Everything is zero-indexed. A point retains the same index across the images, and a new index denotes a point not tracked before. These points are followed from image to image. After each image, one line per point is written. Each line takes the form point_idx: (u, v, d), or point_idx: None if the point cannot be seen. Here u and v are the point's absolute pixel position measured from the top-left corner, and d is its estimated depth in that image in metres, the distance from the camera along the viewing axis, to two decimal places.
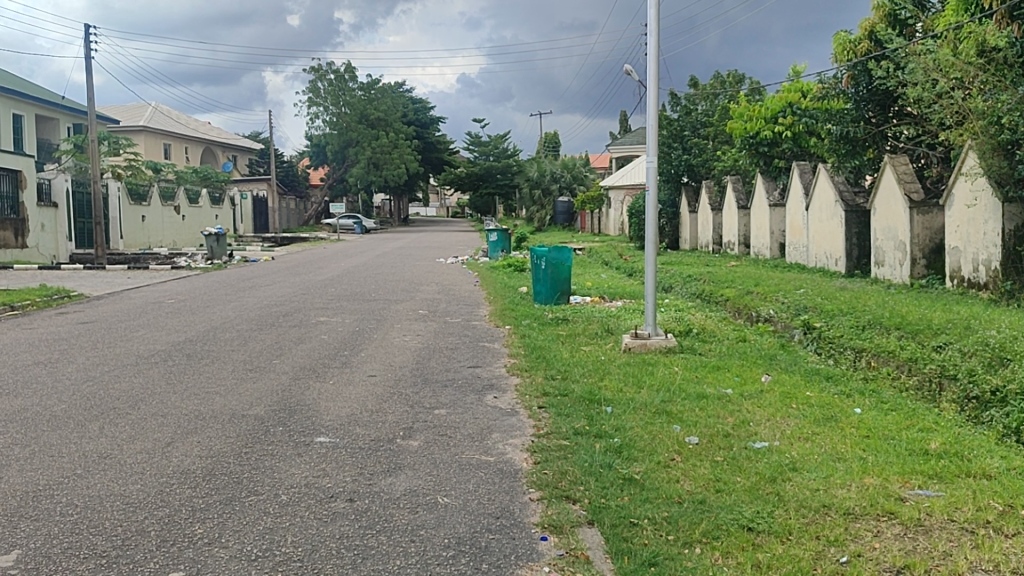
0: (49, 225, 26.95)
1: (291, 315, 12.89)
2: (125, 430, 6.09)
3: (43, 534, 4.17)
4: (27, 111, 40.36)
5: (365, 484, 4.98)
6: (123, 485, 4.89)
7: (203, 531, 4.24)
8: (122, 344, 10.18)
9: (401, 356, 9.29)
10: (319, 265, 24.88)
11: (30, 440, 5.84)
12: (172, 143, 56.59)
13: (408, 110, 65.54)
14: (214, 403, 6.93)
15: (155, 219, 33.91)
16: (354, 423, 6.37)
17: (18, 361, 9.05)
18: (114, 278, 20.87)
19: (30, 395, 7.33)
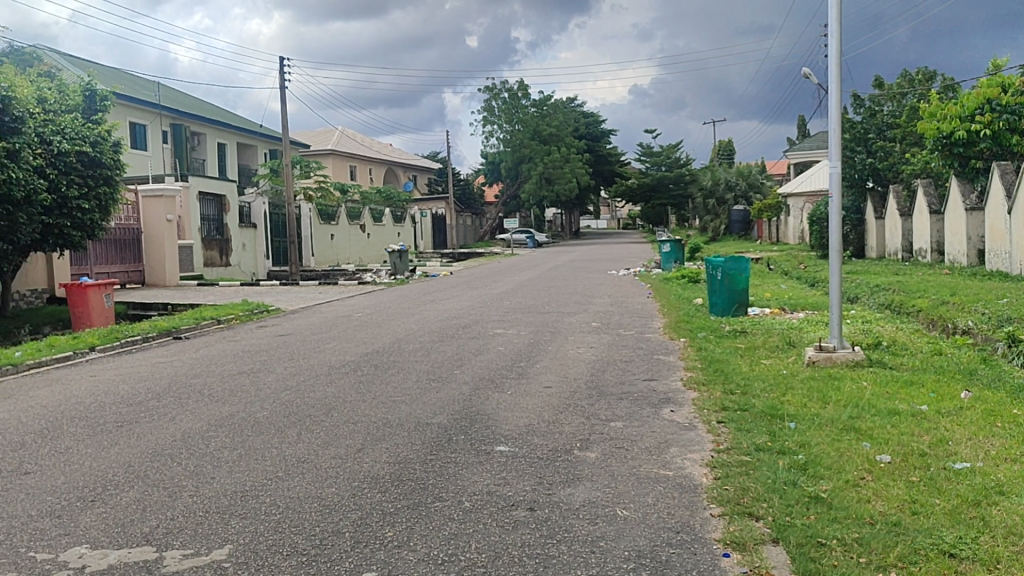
0: (249, 244, 29.06)
1: (469, 327, 13.22)
2: (320, 436, 6.47)
3: (251, 532, 4.51)
4: (230, 140, 43.67)
5: (544, 493, 5.05)
6: (320, 488, 5.20)
7: (393, 534, 4.44)
8: (315, 355, 10.83)
9: (577, 368, 9.34)
10: (495, 279, 25.50)
11: (239, 444, 6.33)
12: (357, 165, 59.68)
13: (580, 124, 66.24)
14: (400, 412, 7.24)
15: (343, 237, 35.90)
16: (532, 432, 6.49)
17: (224, 371, 9.81)
18: (307, 293, 22.23)
19: (238, 402, 7.93)
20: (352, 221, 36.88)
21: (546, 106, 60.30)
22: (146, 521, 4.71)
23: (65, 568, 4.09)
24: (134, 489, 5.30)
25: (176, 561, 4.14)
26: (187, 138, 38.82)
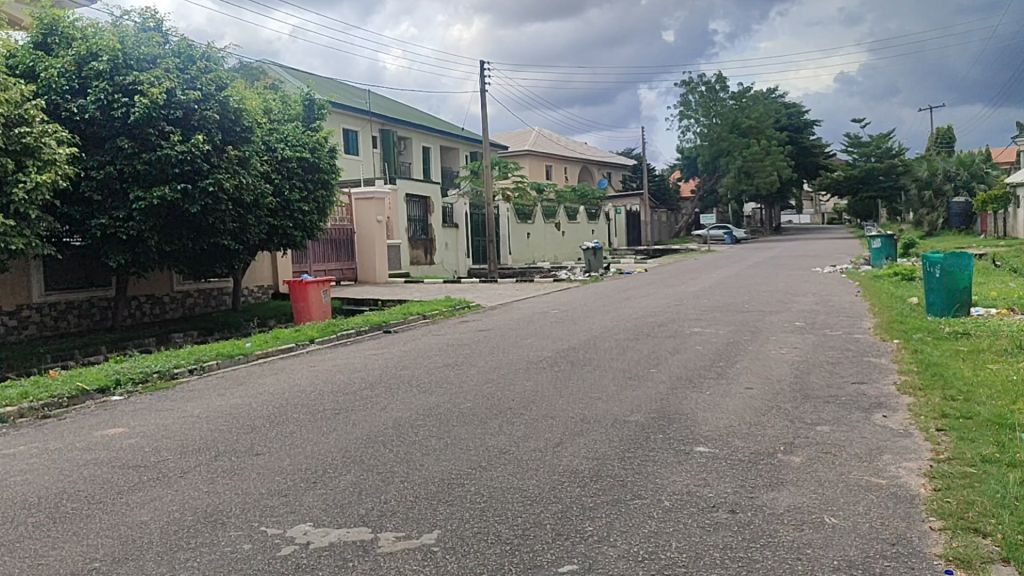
0: (451, 243, 30.20)
1: (666, 325, 13.08)
2: (521, 429, 6.64)
3: (458, 518, 4.70)
4: (433, 143, 45.49)
5: (747, 496, 4.93)
6: (522, 479, 5.34)
7: (593, 528, 4.49)
8: (515, 350, 11.10)
9: (779, 369, 9.03)
10: (692, 276, 25.06)
11: (445, 433, 6.62)
12: (554, 164, 60.48)
13: (782, 116, 63.75)
14: (598, 408, 7.29)
15: (540, 235, 36.52)
16: (733, 434, 6.35)
17: (430, 364, 10.26)
18: (505, 290, 22.80)
19: (443, 393, 8.27)
20: (548, 219, 37.45)
21: (745, 99, 58.51)
22: (362, 503, 5.02)
23: (292, 543, 4.44)
24: (351, 472, 5.67)
25: (390, 543, 4.39)
26: (394, 143, 40.86)
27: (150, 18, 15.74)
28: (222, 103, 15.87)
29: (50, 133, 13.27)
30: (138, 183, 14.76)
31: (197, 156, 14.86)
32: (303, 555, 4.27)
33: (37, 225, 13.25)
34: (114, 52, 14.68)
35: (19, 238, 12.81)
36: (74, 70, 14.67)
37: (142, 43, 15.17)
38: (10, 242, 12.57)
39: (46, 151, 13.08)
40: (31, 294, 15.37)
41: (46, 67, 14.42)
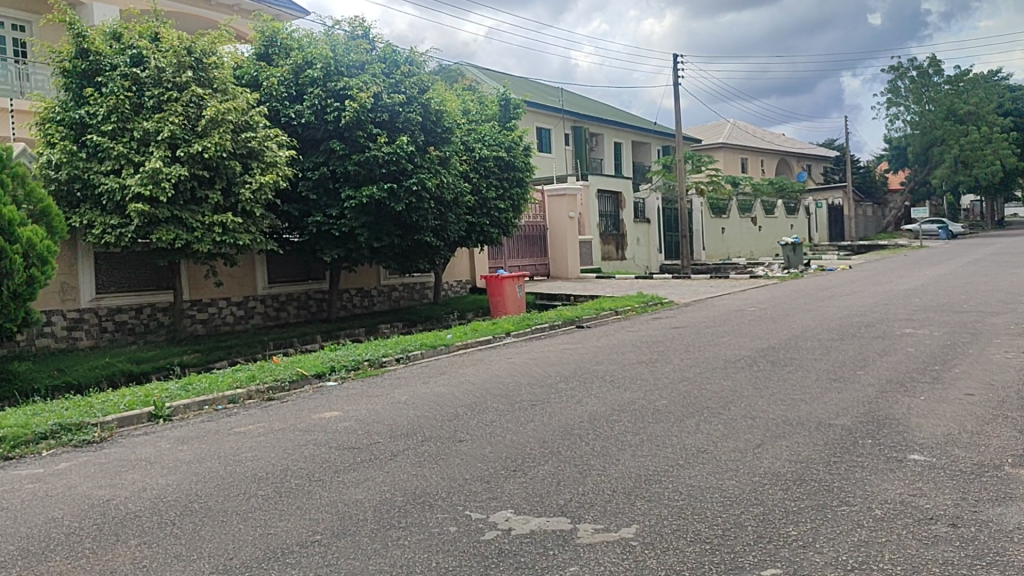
0: (643, 239, 30.01)
1: (874, 325, 12.38)
2: (718, 429, 6.52)
3: (656, 514, 4.68)
4: (626, 139, 45.31)
5: (969, 510, 4.60)
6: (721, 479, 5.25)
7: (797, 533, 4.34)
8: (711, 348, 10.89)
9: (1004, 375, 8.33)
10: (902, 273, 23.55)
11: (640, 429, 6.61)
12: (750, 157, 58.65)
13: (1006, 100, 58.48)
14: (800, 410, 7.02)
15: (735, 230, 35.55)
16: (952, 442, 5.93)
17: (624, 360, 10.26)
18: (699, 287, 22.37)
19: (637, 390, 8.25)
20: (743, 214, 36.40)
21: (963, 83, 54.14)
22: (561, 494, 5.11)
23: (495, 528, 4.59)
24: (550, 463, 5.79)
25: (589, 534, 4.45)
26: (587, 139, 41.05)
27: (359, 26, 16.55)
28: (424, 105, 16.56)
29: (272, 138, 14.37)
30: (348, 183, 15.72)
31: (401, 157, 15.61)
32: (506, 540, 4.41)
33: (261, 223, 14.41)
34: (327, 60, 15.68)
35: (246, 234, 13.97)
36: (292, 78, 15.89)
37: (351, 51, 16.10)
38: (238, 238, 13.75)
39: (269, 154, 14.18)
40: (255, 286, 16.73)
41: (268, 76, 15.68)
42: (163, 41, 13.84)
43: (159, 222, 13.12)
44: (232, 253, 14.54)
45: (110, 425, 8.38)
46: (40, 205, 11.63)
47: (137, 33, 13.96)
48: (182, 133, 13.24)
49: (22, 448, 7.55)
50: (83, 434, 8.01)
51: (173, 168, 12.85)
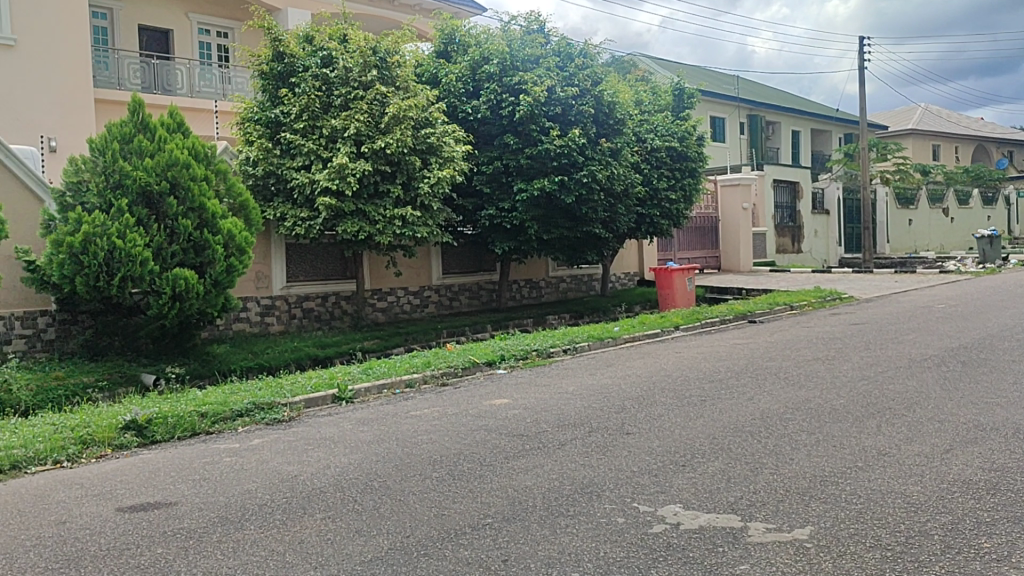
0: (821, 231, 28.81)
1: None
2: (902, 431, 6.18)
3: (832, 517, 4.51)
4: (805, 127, 43.50)
5: None
6: (904, 484, 4.98)
7: (990, 546, 4.07)
8: (895, 346, 10.31)
9: None
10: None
11: (816, 429, 6.37)
12: (942, 144, 54.91)
13: None
14: (995, 415, 6.54)
15: (924, 222, 33.45)
16: None
17: (799, 356, 9.90)
18: (882, 282, 21.21)
19: (813, 388, 7.94)
20: (933, 205, 34.17)
21: None
22: (732, 491, 5.02)
23: (663, 521, 4.57)
24: (720, 459, 5.69)
25: (760, 533, 4.35)
26: (763, 128, 39.73)
27: (534, 20, 16.72)
28: (597, 97, 16.54)
29: (449, 133, 14.81)
30: (521, 176, 15.99)
31: (573, 150, 15.68)
32: (674, 534, 4.39)
33: (437, 216, 14.89)
34: (503, 55, 15.98)
35: (424, 227, 14.48)
36: (470, 74, 16.29)
37: (527, 45, 16.32)
38: (417, 231, 14.26)
39: (446, 148, 14.61)
40: (430, 277, 17.33)
41: (447, 72, 16.22)
42: (351, 42, 14.55)
43: (344, 215, 13.85)
44: (410, 245, 15.12)
45: (298, 405, 8.95)
46: (239, 199, 12.50)
47: (328, 35, 14.72)
48: (367, 130, 13.89)
49: (222, 423, 8.19)
50: (275, 412, 8.60)
51: (357, 164, 13.51)
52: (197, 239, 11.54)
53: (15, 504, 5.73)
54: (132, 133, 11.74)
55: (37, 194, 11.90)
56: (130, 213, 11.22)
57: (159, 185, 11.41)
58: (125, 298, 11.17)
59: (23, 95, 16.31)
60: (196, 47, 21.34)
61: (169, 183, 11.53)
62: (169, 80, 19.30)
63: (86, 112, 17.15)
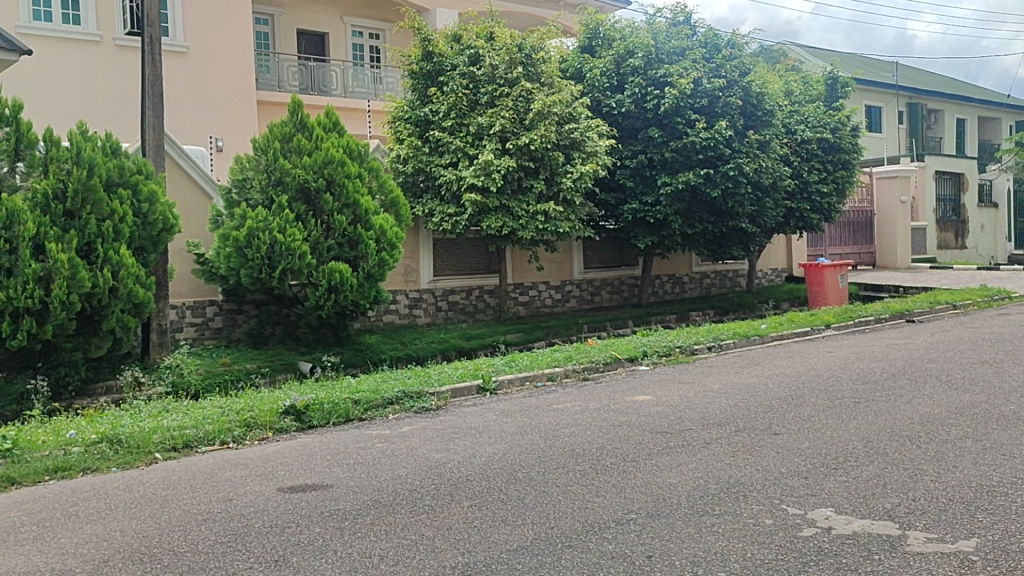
0: (988, 225, 27.23)
1: None
2: None
3: (1000, 530, 4.25)
4: (971, 114, 40.88)
5: None
6: None
7: None
8: None
9: None
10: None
11: (983, 436, 6.00)
12: None
13: None
14: None
15: None
16: None
17: (962, 359, 9.34)
18: None
19: (979, 393, 7.48)
20: None
21: None
22: (888, 497, 4.81)
23: (814, 525, 4.44)
24: (875, 464, 5.46)
25: (920, 542, 4.15)
26: (924, 117, 37.61)
27: (680, 11, 16.46)
28: (745, 88, 16.12)
29: (593, 128, 14.80)
30: (665, 170, 15.81)
31: (719, 143, 15.37)
32: (825, 539, 4.25)
33: (580, 210, 14.92)
34: (648, 48, 15.84)
35: (566, 222, 14.54)
36: (614, 69, 16.21)
37: (672, 37, 16.09)
38: (559, 226, 14.34)
39: (590, 143, 14.62)
40: (572, 272, 17.40)
41: (592, 67, 16.21)
42: (497, 40, 14.78)
43: (489, 210, 14.10)
44: (553, 239, 15.22)
45: (445, 395, 9.20)
46: (390, 195, 12.93)
47: (475, 33, 14.98)
48: (512, 127, 14.08)
49: (373, 410, 8.53)
50: (423, 401, 8.88)
51: (502, 160, 13.71)
52: (350, 233, 12.03)
53: (189, 480, 6.17)
54: (292, 132, 12.38)
55: (206, 191, 12.71)
56: (290, 209, 11.83)
57: (316, 182, 11.96)
58: (284, 289, 11.79)
59: (194, 98, 17.43)
60: (350, 49, 22.19)
61: (325, 180, 12.06)
62: (325, 81, 20.16)
63: (249, 113, 18.15)
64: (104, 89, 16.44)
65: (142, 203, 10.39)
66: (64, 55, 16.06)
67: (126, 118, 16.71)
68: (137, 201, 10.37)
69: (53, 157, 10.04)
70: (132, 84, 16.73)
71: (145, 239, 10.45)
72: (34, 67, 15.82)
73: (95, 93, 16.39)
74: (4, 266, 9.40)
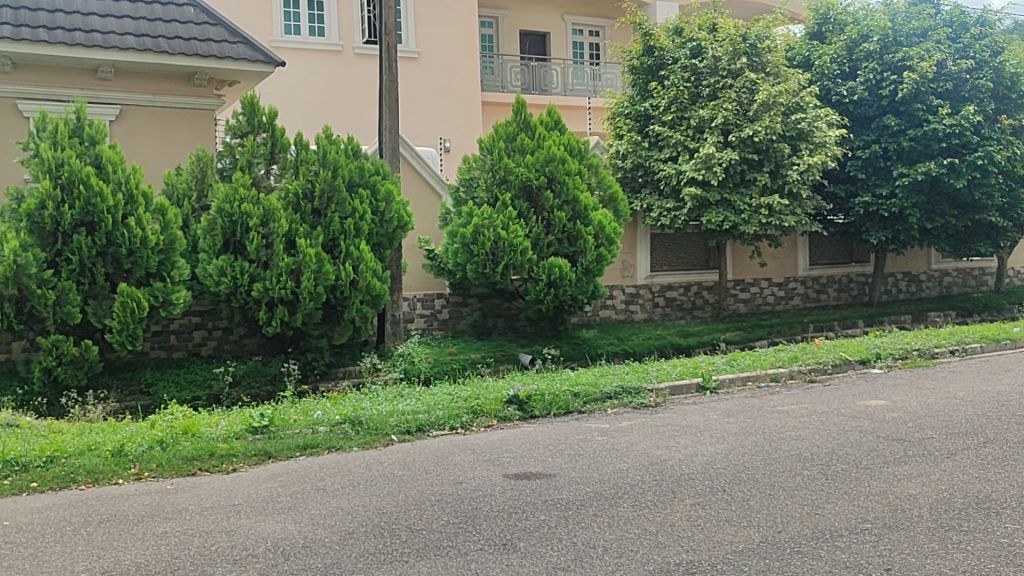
0: None
1: None
2: None
3: None
4: None
5: None
6: None
7: None
8: None
9: None
10: None
11: None
12: None
13: None
14: None
15: None
16: None
17: None
18: None
19: None
20: None
21: None
22: None
23: None
24: None
25: None
26: None
27: None
28: (997, 69, 14.75)
29: (822, 117, 14.10)
30: (902, 160, 14.81)
31: (966, 129, 14.17)
32: None
33: (806, 204, 14.28)
34: (884, 30, 14.86)
35: (792, 216, 13.97)
36: (846, 54, 15.35)
37: (912, 18, 15.01)
38: (785, 220, 13.78)
39: (818, 133, 13.94)
40: (797, 268, 16.69)
41: (821, 54, 15.44)
42: (720, 31, 14.41)
43: (709, 205, 13.81)
44: (776, 234, 14.67)
45: (663, 392, 9.14)
46: (609, 191, 13.00)
47: (697, 25, 14.72)
48: (735, 119, 13.69)
49: (592, 404, 8.63)
50: (642, 397, 8.87)
51: (724, 153, 13.39)
52: (570, 229, 12.20)
53: (422, 462, 6.53)
54: (516, 132, 12.72)
55: (436, 189, 13.36)
56: (513, 207, 12.19)
57: (538, 180, 12.24)
58: (507, 284, 12.17)
59: (424, 102, 18.34)
60: (570, 47, 22.47)
61: (547, 178, 12.32)
62: (545, 81, 20.59)
63: (473, 113, 18.87)
64: (344, 95, 17.67)
65: (379, 202, 11.08)
66: (311, 66, 17.41)
67: (364, 122, 17.88)
68: (375, 201, 11.06)
69: (302, 160, 10.88)
70: (370, 90, 17.86)
71: (382, 235, 11.14)
72: (285, 77, 17.28)
73: (338, 100, 17.65)
74: (262, 261, 10.36)
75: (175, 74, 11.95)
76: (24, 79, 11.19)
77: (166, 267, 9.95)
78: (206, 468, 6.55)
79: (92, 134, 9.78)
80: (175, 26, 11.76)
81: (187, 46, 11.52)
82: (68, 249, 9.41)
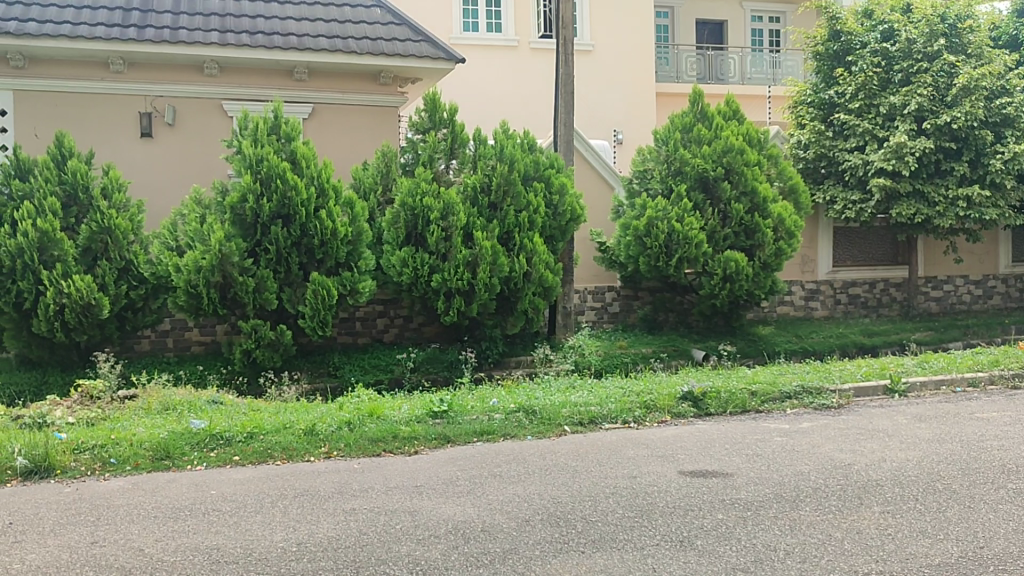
0: None
1: None
2: None
3: None
4: None
5: None
6: None
7: None
8: None
9: None
10: None
11: None
12: None
13: None
14: None
15: None
16: None
17: None
18: None
19: None
20: None
21: None
22: None
23: None
24: None
25: None
26: None
27: None
28: None
29: None
30: None
31: None
32: None
33: (1011, 196, 13.19)
34: None
35: (994, 208, 12.96)
36: None
37: None
38: (985, 213, 12.80)
39: None
40: (997, 265, 15.46)
41: None
42: (916, 12, 13.62)
43: (900, 197, 13.04)
44: (975, 228, 13.65)
45: (847, 394, 8.73)
46: (790, 182, 12.53)
47: (889, 7, 13.97)
48: (931, 105, 12.87)
49: (770, 403, 8.36)
50: (824, 398, 8.52)
51: (918, 141, 12.63)
52: (748, 222, 11.85)
53: (595, 453, 6.55)
54: (692, 122, 12.48)
55: (610, 181, 13.32)
56: (688, 199, 11.97)
57: (714, 171, 11.96)
58: (681, 278, 11.99)
59: (598, 94, 18.34)
60: (749, 35, 21.77)
61: (724, 169, 12.01)
62: (722, 70, 20.12)
63: (648, 105, 18.67)
64: (520, 89, 17.93)
65: (553, 195, 11.18)
66: (488, 61, 17.77)
67: (539, 115, 18.08)
68: (550, 193, 11.17)
69: (480, 155, 11.15)
70: (545, 84, 18.04)
71: (556, 228, 11.24)
72: (464, 73, 17.71)
73: (513, 94, 17.93)
74: (442, 252, 10.69)
75: (362, 72, 12.53)
76: (229, 81, 12.06)
77: (353, 258, 10.47)
78: (390, 450, 6.85)
79: (288, 132, 10.40)
80: (363, 27, 12.32)
81: (374, 45, 12.02)
82: (267, 239, 10.09)
